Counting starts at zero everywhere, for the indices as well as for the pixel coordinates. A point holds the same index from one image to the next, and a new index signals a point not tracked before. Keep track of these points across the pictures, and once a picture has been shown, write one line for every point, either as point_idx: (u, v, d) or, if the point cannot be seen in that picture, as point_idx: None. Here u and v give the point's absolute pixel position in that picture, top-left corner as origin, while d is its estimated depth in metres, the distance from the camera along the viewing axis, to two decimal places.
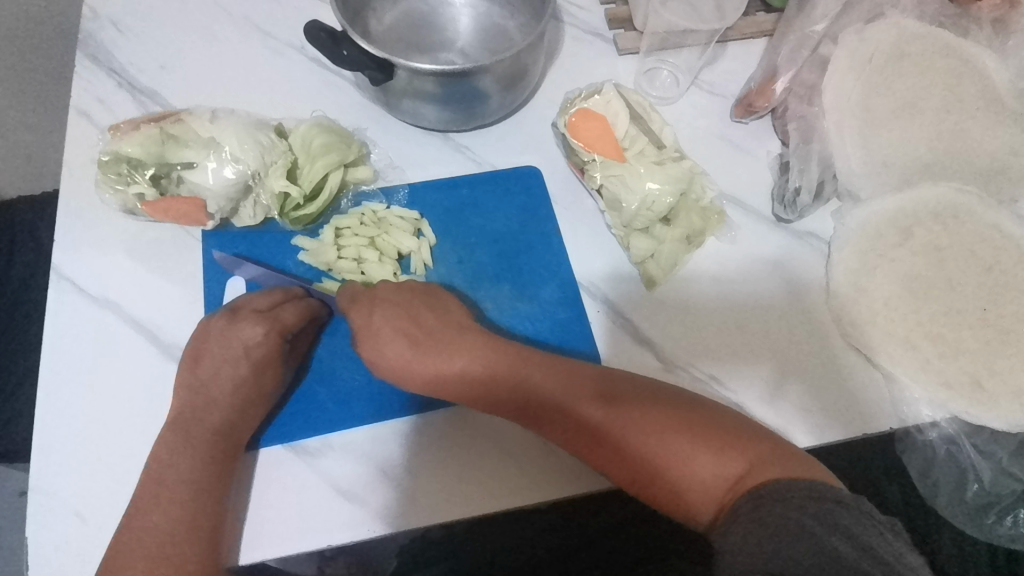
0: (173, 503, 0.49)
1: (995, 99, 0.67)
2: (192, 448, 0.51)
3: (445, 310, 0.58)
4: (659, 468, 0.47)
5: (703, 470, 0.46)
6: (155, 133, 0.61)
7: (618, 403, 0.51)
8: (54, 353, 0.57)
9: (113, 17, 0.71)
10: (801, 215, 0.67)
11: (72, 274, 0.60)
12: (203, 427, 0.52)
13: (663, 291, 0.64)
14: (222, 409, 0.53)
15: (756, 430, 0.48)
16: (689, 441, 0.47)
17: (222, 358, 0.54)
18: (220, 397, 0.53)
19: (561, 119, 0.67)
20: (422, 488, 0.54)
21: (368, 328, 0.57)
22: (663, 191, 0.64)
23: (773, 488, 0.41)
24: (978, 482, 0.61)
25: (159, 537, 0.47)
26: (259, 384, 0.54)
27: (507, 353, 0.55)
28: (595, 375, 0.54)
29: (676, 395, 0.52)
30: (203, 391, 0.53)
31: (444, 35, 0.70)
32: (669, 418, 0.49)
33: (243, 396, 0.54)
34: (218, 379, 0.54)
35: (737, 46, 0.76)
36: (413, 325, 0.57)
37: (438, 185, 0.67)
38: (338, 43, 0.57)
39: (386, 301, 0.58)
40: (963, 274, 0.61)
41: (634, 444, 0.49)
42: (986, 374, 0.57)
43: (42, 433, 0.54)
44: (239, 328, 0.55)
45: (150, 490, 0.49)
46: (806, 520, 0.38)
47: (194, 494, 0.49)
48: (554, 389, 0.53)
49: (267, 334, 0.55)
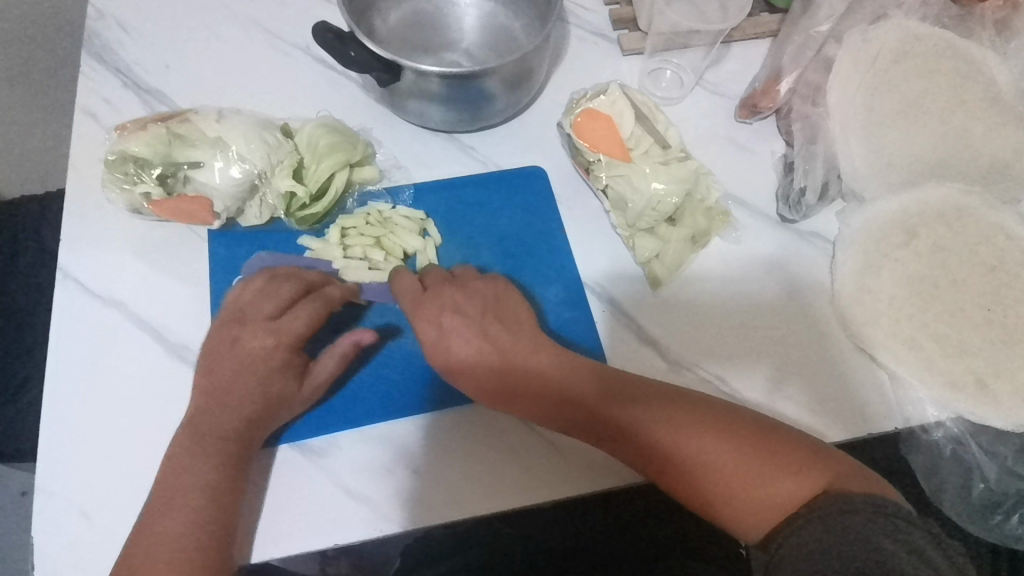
0: (186, 508, 0.48)
1: (998, 100, 0.67)
2: (207, 452, 0.50)
3: (515, 319, 0.58)
4: (720, 482, 0.48)
5: (769, 490, 0.47)
6: (162, 133, 0.61)
7: (681, 416, 0.51)
8: (59, 353, 0.57)
9: (118, 17, 0.71)
10: (806, 215, 0.67)
11: (79, 274, 0.60)
12: (218, 433, 0.51)
13: (667, 290, 0.64)
14: (234, 419, 0.52)
15: (811, 443, 0.50)
16: (760, 458, 0.48)
17: (235, 367, 0.54)
18: (230, 406, 0.52)
19: (567, 119, 0.67)
20: (428, 489, 0.55)
21: (435, 331, 0.56)
22: (668, 191, 0.64)
23: (843, 502, 0.44)
24: (983, 482, 0.61)
25: (171, 544, 0.47)
26: (271, 397, 0.53)
27: (567, 364, 0.55)
28: (664, 391, 0.54)
29: (745, 412, 0.52)
30: (217, 398, 0.53)
31: (449, 36, 0.70)
32: (741, 436, 0.50)
33: (259, 406, 0.53)
34: (230, 389, 0.53)
35: (740, 47, 0.76)
36: (481, 336, 0.56)
37: (444, 185, 0.67)
38: (346, 44, 0.57)
39: (454, 305, 0.57)
40: (967, 274, 0.61)
41: (697, 460, 0.49)
42: (991, 374, 0.58)
43: (48, 435, 0.54)
44: (248, 339, 0.54)
45: (162, 495, 0.49)
46: (876, 536, 0.42)
47: (207, 501, 0.49)
48: (616, 402, 0.53)
49: (276, 347, 0.54)
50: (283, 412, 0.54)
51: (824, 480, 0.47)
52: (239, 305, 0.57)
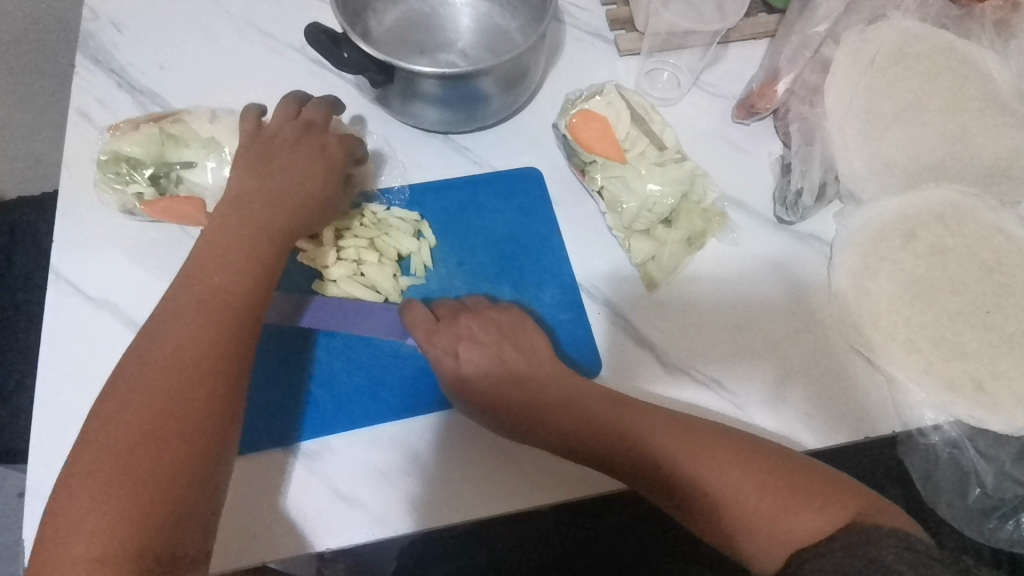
0: (235, 271, 0.49)
1: (997, 101, 0.67)
2: (256, 225, 0.52)
3: (532, 349, 0.57)
4: (745, 514, 0.48)
5: (798, 523, 0.47)
6: (155, 133, 0.62)
7: (704, 447, 0.50)
8: (51, 354, 0.57)
9: (113, 17, 0.71)
10: (803, 216, 0.66)
11: (71, 274, 0.60)
12: (265, 212, 0.53)
13: (663, 292, 0.64)
14: (283, 200, 0.54)
15: (835, 476, 0.50)
16: (786, 492, 0.48)
17: (301, 155, 0.57)
18: (281, 189, 0.54)
19: (562, 120, 0.67)
20: (418, 494, 0.54)
21: (452, 359, 0.57)
22: (664, 192, 0.64)
23: (864, 534, 0.44)
24: (981, 487, 0.60)
25: (219, 296, 0.47)
26: (319, 195, 0.56)
27: (587, 394, 0.55)
28: (685, 423, 0.52)
29: (767, 444, 0.52)
30: (278, 177, 0.55)
31: (445, 36, 0.70)
32: (769, 469, 0.49)
33: (307, 199, 0.55)
34: (293, 172, 0.56)
35: (738, 47, 0.76)
36: (497, 362, 0.57)
37: (439, 186, 0.67)
38: (339, 45, 0.57)
39: (467, 336, 0.57)
40: (965, 276, 0.61)
41: (720, 492, 0.49)
42: (989, 377, 0.57)
43: (40, 436, 0.54)
44: (314, 139, 0.58)
45: (212, 256, 0.49)
46: (887, 556, 0.41)
47: (254, 274, 0.49)
48: (641, 430, 0.52)
49: (330, 154, 0.58)
50: (318, 216, 0.57)
51: (848, 513, 0.47)
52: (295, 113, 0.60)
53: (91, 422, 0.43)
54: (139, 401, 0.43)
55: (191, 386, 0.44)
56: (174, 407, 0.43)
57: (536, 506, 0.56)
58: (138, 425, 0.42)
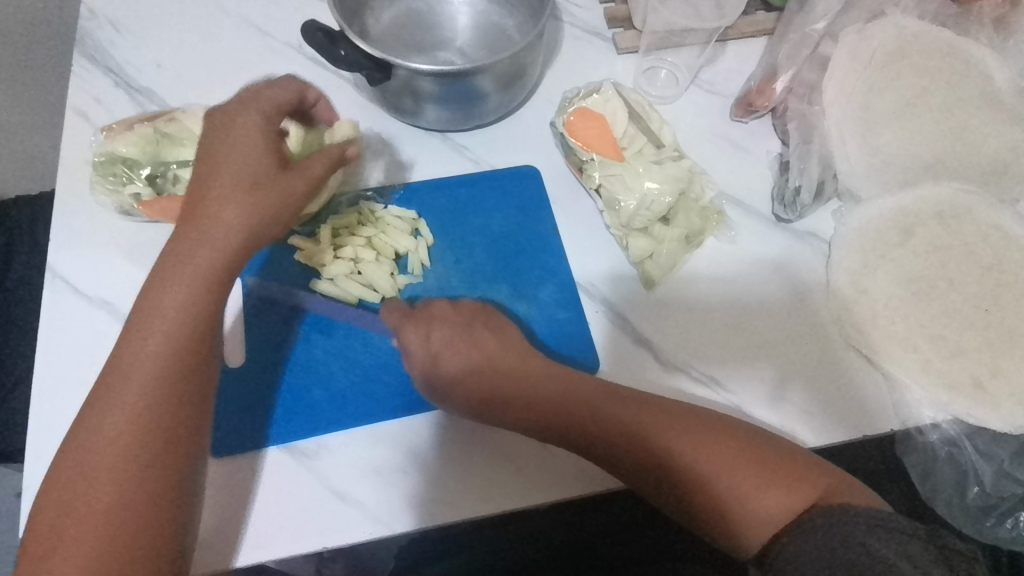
0: (153, 342, 0.44)
1: (995, 99, 0.67)
2: (171, 274, 0.45)
3: (504, 333, 0.58)
4: (716, 496, 0.48)
5: (766, 503, 0.47)
6: (149, 133, 0.62)
7: (675, 425, 0.51)
8: (47, 355, 0.57)
9: (110, 16, 0.71)
10: (801, 215, 0.66)
11: (68, 275, 0.60)
12: (208, 222, 0.46)
13: (662, 291, 0.64)
14: (201, 226, 0.46)
15: (808, 456, 0.50)
16: (755, 470, 0.48)
17: (233, 138, 0.48)
18: (198, 213, 0.46)
19: (559, 117, 0.67)
20: (414, 491, 0.54)
21: (422, 343, 0.57)
22: (662, 190, 0.64)
23: (836, 513, 0.44)
24: (980, 485, 0.59)
25: (165, 325, 0.44)
26: (251, 197, 0.47)
27: (566, 377, 0.56)
28: (654, 403, 0.53)
29: (734, 422, 0.52)
30: (213, 171, 0.47)
31: (442, 35, 0.70)
32: (737, 448, 0.49)
33: (232, 207, 0.46)
34: (225, 159, 0.47)
35: (737, 46, 0.76)
36: (470, 345, 0.57)
37: (436, 185, 0.67)
38: (336, 43, 0.56)
39: (441, 321, 0.58)
40: (963, 274, 0.60)
41: (697, 472, 0.49)
42: (989, 375, 0.57)
43: (36, 436, 0.53)
44: (249, 113, 0.49)
45: (156, 278, 0.45)
46: (865, 537, 0.41)
47: (177, 333, 0.44)
48: (610, 411, 0.53)
49: (257, 145, 0.48)
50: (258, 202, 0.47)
51: (818, 492, 0.47)
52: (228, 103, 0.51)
53: (56, 473, 0.42)
54: (74, 518, 0.40)
55: (125, 489, 0.41)
56: (125, 493, 0.41)
57: (535, 506, 0.55)
58: (91, 523, 0.40)
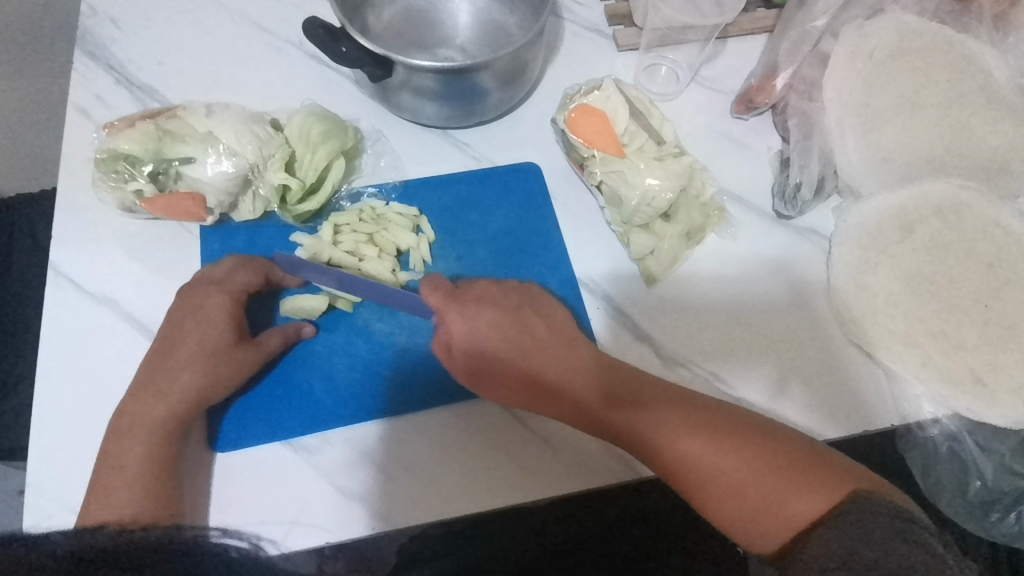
0: (117, 493, 0.47)
1: (994, 95, 0.67)
2: (133, 433, 0.50)
3: (552, 319, 0.58)
4: (746, 494, 0.48)
5: (795, 503, 0.46)
6: (151, 130, 0.61)
7: (716, 424, 0.51)
8: (51, 353, 0.57)
9: (111, 14, 0.71)
10: (802, 211, 0.66)
11: (70, 271, 0.60)
12: (171, 384, 0.51)
13: (662, 287, 0.64)
14: (163, 389, 0.51)
15: (842, 462, 0.49)
16: (790, 472, 0.48)
17: (194, 315, 0.54)
18: (159, 379, 0.52)
19: (561, 115, 0.67)
20: (417, 488, 0.54)
21: (466, 327, 0.56)
22: (663, 186, 0.64)
23: (858, 508, 0.43)
24: (981, 479, 0.60)
25: (127, 467, 0.48)
26: (207, 362, 0.52)
27: (607, 368, 0.56)
28: (698, 401, 0.53)
29: (775, 426, 0.52)
30: (174, 342, 0.53)
31: (443, 32, 0.70)
32: (773, 452, 0.49)
33: (189, 368, 0.52)
34: (187, 333, 0.54)
35: (737, 42, 0.76)
36: (517, 329, 0.57)
37: (440, 181, 0.67)
38: (338, 40, 0.57)
39: (489, 302, 0.58)
40: (963, 271, 0.61)
41: (725, 471, 0.49)
42: (987, 370, 0.57)
43: (38, 432, 0.54)
44: (207, 293, 0.55)
45: (117, 432, 0.50)
46: (881, 533, 0.41)
47: (137, 484, 0.47)
48: (653, 404, 0.53)
49: (220, 316, 0.54)
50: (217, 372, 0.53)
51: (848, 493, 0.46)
52: (193, 281, 0.57)
53: None
54: None
55: None
56: None
57: (537, 501, 0.55)
58: None
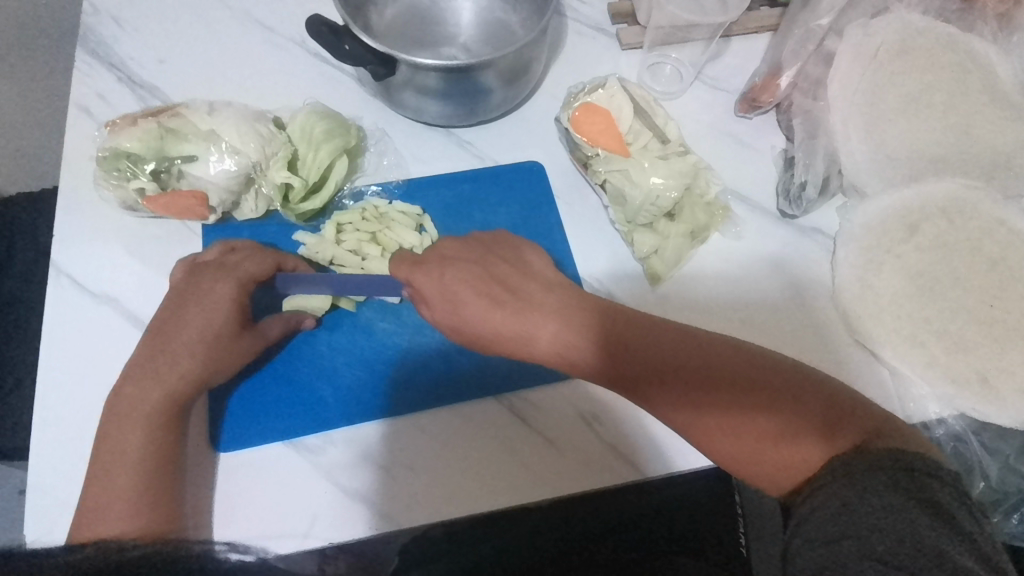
0: (117, 485, 0.46)
1: (999, 94, 0.67)
2: (133, 420, 0.48)
3: (526, 267, 0.53)
4: (744, 440, 0.42)
5: (799, 448, 0.41)
6: (153, 128, 0.60)
7: (704, 367, 0.44)
8: (52, 352, 0.56)
9: (113, 12, 0.71)
10: (806, 210, 0.66)
11: (72, 270, 0.60)
12: (171, 370, 0.50)
13: (665, 286, 0.63)
14: (161, 372, 0.50)
15: (848, 397, 0.43)
16: (788, 413, 0.42)
17: (197, 299, 0.53)
18: (157, 364, 0.50)
19: (565, 113, 0.67)
20: (421, 487, 0.54)
21: (438, 288, 0.51)
22: (667, 185, 0.63)
23: (860, 462, 0.37)
24: (985, 480, 0.58)
25: (126, 456, 0.47)
26: (210, 350, 0.51)
27: (585, 311, 0.49)
28: (687, 340, 0.47)
29: (772, 360, 0.45)
30: (173, 327, 0.52)
31: (446, 31, 0.70)
32: (770, 392, 0.43)
33: (191, 356, 0.51)
34: (188, 318, 0.52)
35: (740, 41, 0.76)
36: (487, 282, 0.51)
37: (441, 179, 0.67)
38: (341, 38, 0.57)
39: (456, 261, 0.52)
40: (968, 270, 0.60)
41: (717, 417, 0.43)
42: (992, 370, 0.57)
43: (39, 432, 0.53)
44: (210, 278, 0.54)
45: (116, 419, 0.48)
46: (882, 493, 0.36)
47: (137, 473, 0.46)
48: (634, 348, 0.47)
49: (227, 299, 0.53)
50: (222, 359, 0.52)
51: (858, 438, 0.40)
52: (200, 263, 0.56)
53: None
54: None
55: None
56: None
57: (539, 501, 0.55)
58: None
